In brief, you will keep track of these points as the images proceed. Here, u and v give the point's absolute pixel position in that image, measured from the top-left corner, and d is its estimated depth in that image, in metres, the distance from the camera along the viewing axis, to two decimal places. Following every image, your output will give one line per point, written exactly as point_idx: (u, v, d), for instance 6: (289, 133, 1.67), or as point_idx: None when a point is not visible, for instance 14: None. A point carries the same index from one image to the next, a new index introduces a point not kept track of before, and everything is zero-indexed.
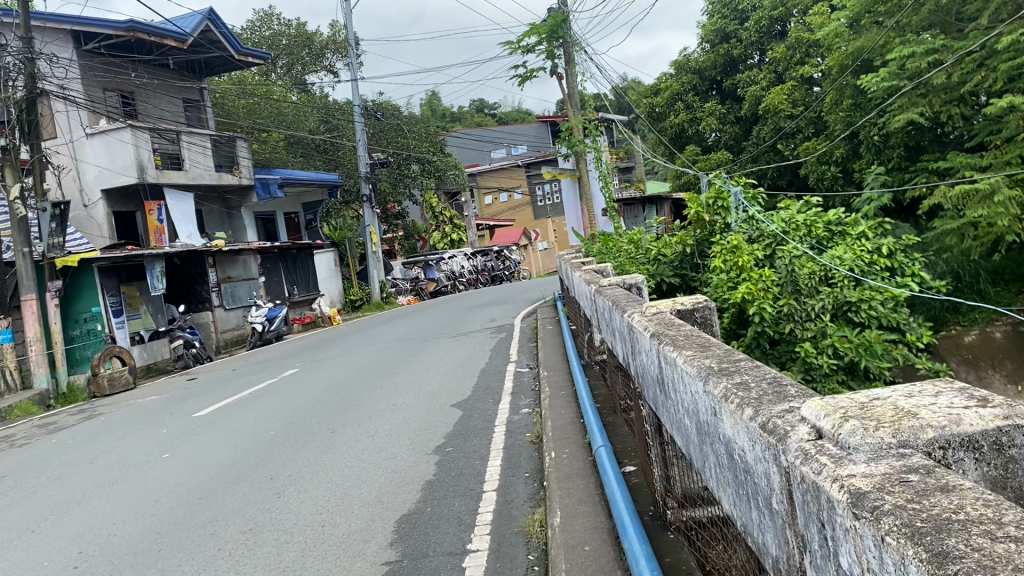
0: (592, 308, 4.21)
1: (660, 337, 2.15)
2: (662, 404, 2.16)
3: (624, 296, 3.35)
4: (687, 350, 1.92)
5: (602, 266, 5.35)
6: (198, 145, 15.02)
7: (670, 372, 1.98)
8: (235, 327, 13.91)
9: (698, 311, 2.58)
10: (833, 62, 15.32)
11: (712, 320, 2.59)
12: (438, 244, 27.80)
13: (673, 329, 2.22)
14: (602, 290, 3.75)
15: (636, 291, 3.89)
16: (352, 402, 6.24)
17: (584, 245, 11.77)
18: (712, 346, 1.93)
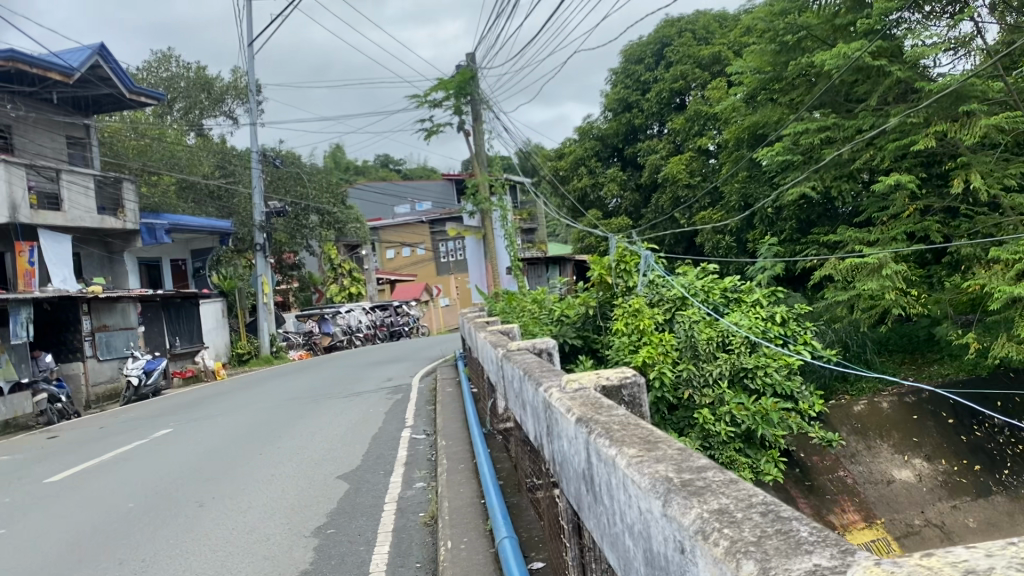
0: (498, 376, 3.89)
1: (589, 423, 1.91)
2: (593, 507, 1.89)
3: (535, 365, 3.07)
4: (630, 449, 1.69)
5: (507, 327, 5.06)
6: (79, 185, 14.14)
7: (611, 474, 1.72)
8: (108, 380, 12.95)
9: (625, 389, 2.40)
10: (730, 135, 15.74)
11: (640, 398, 2.41)
12: (335, 297, 27.09)
13: (605, 415, 1.96)
14: (510, 356, 3.46)
15: (547, 357, 3.61)
16: (232, 469, 5.73)
17: (487, 303, 11.50)
18: (662, 448, 1.69)
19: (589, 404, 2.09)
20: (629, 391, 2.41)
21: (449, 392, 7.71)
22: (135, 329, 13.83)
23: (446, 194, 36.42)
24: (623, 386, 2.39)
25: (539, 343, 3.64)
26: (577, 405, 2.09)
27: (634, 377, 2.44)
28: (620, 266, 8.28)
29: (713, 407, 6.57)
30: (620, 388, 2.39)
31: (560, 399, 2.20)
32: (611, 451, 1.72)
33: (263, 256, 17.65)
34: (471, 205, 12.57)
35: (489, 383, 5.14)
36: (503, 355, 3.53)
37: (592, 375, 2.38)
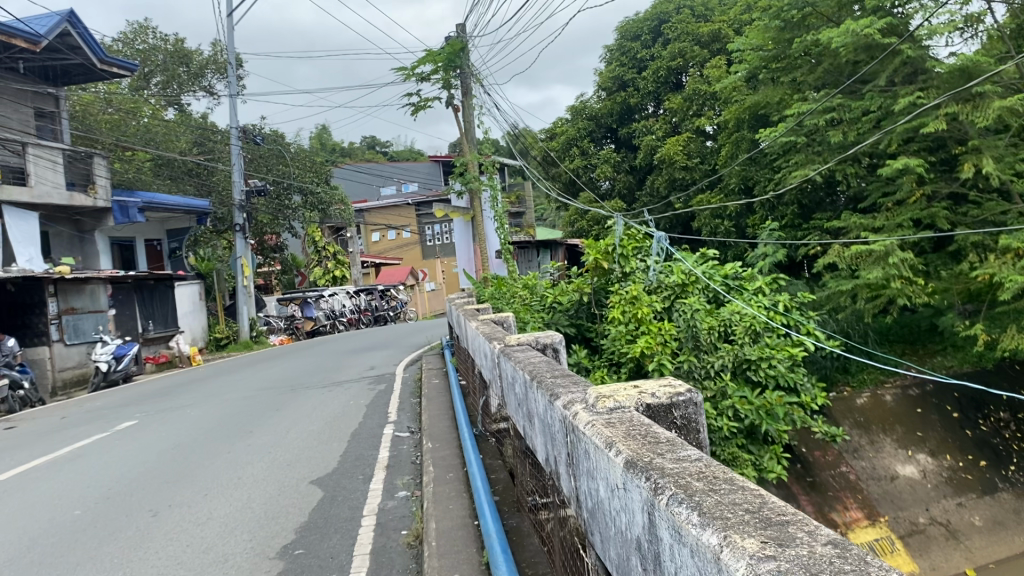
0: (494, 374, 3.31)
1: (674, 494, 1.26)
2: None
3: (544, 367, 2.50)
4: (757, 544, 1.07)
5: (501, 315, 4.49)
6: (47, 159, 13.43)
7: (695, 567, 1.15)
8: (76, 365, 12.29)
9: (678, 409, 1.94)
10: (730, 116, 15.14)
11: (695, 421, 1.94)
12: (319, 280, 26.41)
13: (670, 461, 1.43)
14: (510, 353, 2.88)
15: (551, 353, 3.04)
16: (197, 468, 5.17)
17: (477, 288, 10.89)
18: (782, 526, 1.15)
19: (633, 435, 1.60)
20: (682, 411, 1.93)
21: (437, 384, 7.14)
22: (105, 312, 13.14)
23: (433, 176, 35.76)
24: (672, 406, 1.93)
25: (544, 336, 3.08)
26: (619, 437, 1.58)
27: (688, 392, 1.97)
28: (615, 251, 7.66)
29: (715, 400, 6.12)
30: (667, 410, 1.93)
31: (591, 427, 1.70)
32: (694, 527, 1.15)
33: (242, 237, 16.97)
34: (460, 185, 11.92)
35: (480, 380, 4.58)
36: (501, 352, 2.95)
37: (631, 390, 1.93)
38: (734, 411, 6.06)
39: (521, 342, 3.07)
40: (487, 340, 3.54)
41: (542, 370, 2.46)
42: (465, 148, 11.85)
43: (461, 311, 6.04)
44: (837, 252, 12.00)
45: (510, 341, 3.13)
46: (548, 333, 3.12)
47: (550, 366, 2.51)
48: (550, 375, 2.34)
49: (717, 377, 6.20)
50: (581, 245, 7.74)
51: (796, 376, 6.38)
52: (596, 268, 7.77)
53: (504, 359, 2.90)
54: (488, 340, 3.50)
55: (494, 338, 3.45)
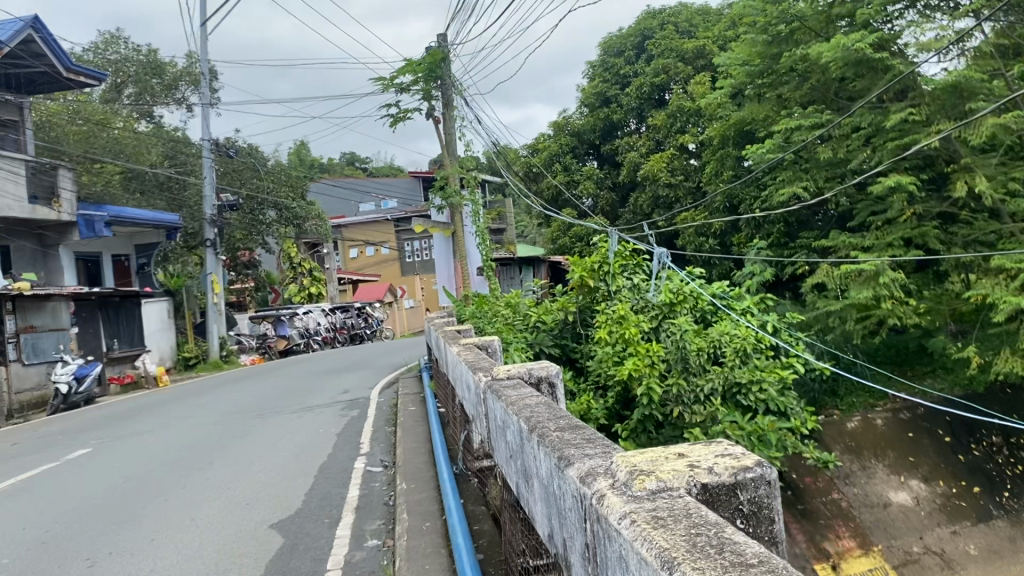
0: (479, 412, 2.88)
1: None
2: None
3: (547, 413, 2.06)
4: None
5: (484, 338, 4.06)
6: (8, 171, 12.86)
7: None
8: (35, 386, 11.69)
9: (747, 491, 1.58)
10: (715, 133, 14.81)
11: (765, 505, 1.59)
12: (294, 297, 25.82)
13: None
14: (500, 391, 2.44)
15: (547, 389, 2.65)
16: (153, 504, 4.64)
17: (456, 307, 10.44)
18: None
19: (700, 548, 1.19)
20: (748, 493, 1.58)
21: (413, 409, 6.69)
22: (67, 330, 12.52)
23: (413, 192, 35.33)
24: (736, 488, 1.57)
25: (541, 368, 2.68)
26: (680, 548, 1.18)
27: (757, 465, 1.61)
28: (601, 267, 7.26)
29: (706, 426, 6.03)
30: (731, 492, 1.57)
31: (634, 527, 1.30)
32: None
33: (214, 252, 16.45)
34: (441, 199, 11.49)
35: (461, 411, 4.15)
36: (489, 388, 2.51)
37: (683, 467, 1.59)
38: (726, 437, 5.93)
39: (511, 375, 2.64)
40: (471, 369, 3.10)
41: (542, 417, 2.02)
42: (445, 162, 11.41)
43: (441, 332, 5.61)
44: (826, 271, 11.63)
45: (497, 372, 2.69)
46: (547, 365, 2.73)
47: (553, 412, 2.09)
48: (556, 425, 1.94)
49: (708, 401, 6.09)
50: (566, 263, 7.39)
51: (788, 402, 6.35)
52: (581, 285, 7.36)
53: (492, 397, 2.46)
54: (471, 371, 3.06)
55: (478, 368, 3.01)
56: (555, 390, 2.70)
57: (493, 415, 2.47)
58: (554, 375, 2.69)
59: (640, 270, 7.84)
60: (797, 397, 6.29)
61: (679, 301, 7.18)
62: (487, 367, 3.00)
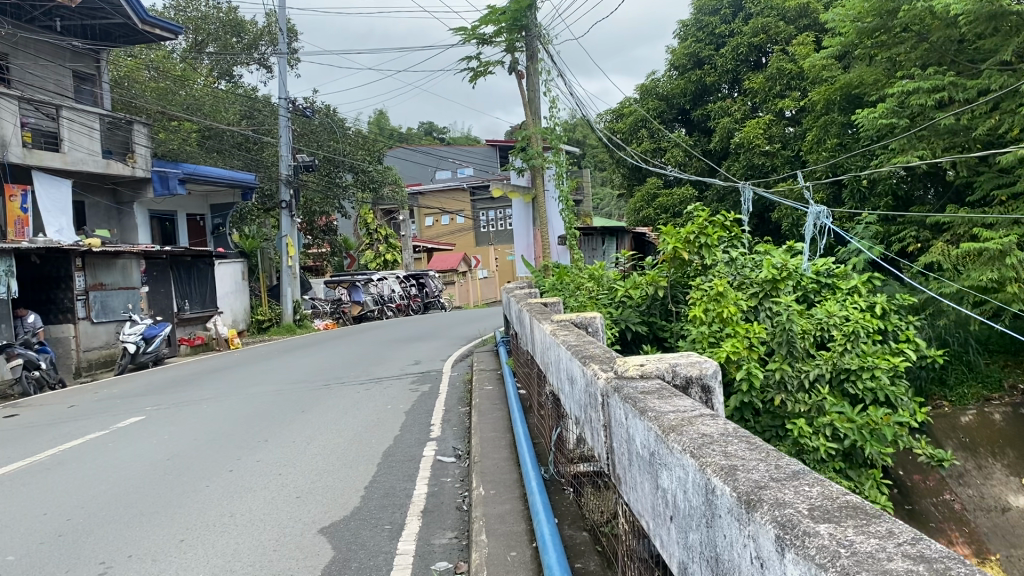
0: (591, 420, 2.14)
1: None
2: None
3: (746, 452, 1.33)
4: None
5: (584, 316, 3.31)
6: (83, 124, 12.62)
7: None
8: (104, 345, 11.42)
9: None
10: (819, 97, 13.61)
11: None
12: (370, 264, 25.51)
13: None
14: (641, 403, 1.68)
15: (698, 392, 1.98)
16: (192, 492, 4.03)
17: (535, 277, 9.65)
18: None
19: None
20: None
21: (488, 388, 6.00)
22: (137, 289, 12.24)
23: (488, 159, 33.59)
24: None
25: (689, 367, 2.00)
26: None
27: None
28: (699, 238, 6.42)
29: (810, 417, 5.22)
30: None
31: None
32: None
33: (288, 214, 16.09)
34: (521, 161, 10.68)
35: (551, 404, 3.41)
36: (623, 395, 1.75)
37: None
38: (832, 430, 5.17)
39: (645, 379, 1.91)
40: (578, 357, 2.36)
41: (750, 460, 1.29)
42: (527, 122, 10.53)
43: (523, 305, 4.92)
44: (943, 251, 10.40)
45: (626, 371, 1.95)
46: (701, 359, 2.04)
47: (751, 449, 1.36)
48: (777, 480, 1.20)
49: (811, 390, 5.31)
50: (657, 231, 6.54)
51: (896, 393, 5.50)
52: (674, 258, 6.54)
53: (626, 409, 1.72)
54: (579, 360, 2.31)
55: (589, 357, 2.26)
56: (707, 397, 2.00)
57: (625, 433, 1.73)
58: (706, 377, 2.00)
59: (739, 243, 6.97)
60: (910, 387, 5.40)
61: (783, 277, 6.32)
62: (609, 357, 2.25)
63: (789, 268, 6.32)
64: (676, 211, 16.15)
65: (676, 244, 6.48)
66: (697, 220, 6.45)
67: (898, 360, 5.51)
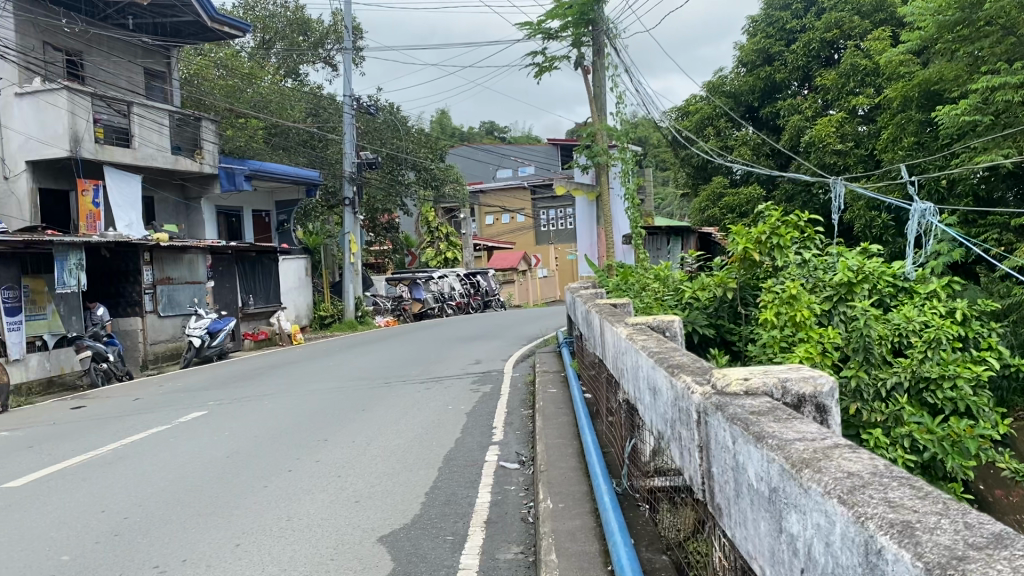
0: (683, 438, 1.96)
1: None
2: None
3: (908, 494, 1.14)
4: None
5: (665, 320, 3.12)
6: (153, 121, 12.82)
7: None
8: (170, 338, 11.56)
9: None
10: (896, 92, 13.08)
11: None
12: (430, 261, 25.53)
13: None
14: (757, 428, 1.48)
15: (818, 415, 1.83)
16: (252, 493, 3.96)
17: (599, 277, 9.42)
18: None
19: None
20: None
21: (552, 390, 5.81)
22: (204, 284, 12.39)
23: (549, 157, 33.40)
24: None
25: (802, 384, 1.84)
26: None
27: None
28: (770, 238, 6.14)
29: (886, 428, 4.73)
30: None
31: None
32: None
33: (351, 211, 16.14)
34: (586, 158, 10.45)
35: (626, 413, 3.23)
36: (728, 416, 1.58)
37: None
38: (910, 443, 4.66)
39: (752, 396, 1.73)
40: (664, 366, 2.18)
41: (927, 515, 1.06)
42: (593, 118, 10.30)
43: (590, 306, 4.74)
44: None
45: (728, 385, 1.76)
46: (814, 373, 1.87)
47: (921, 499, 1.13)
48: (979, 549, 0.96)
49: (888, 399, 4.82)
50: (727, 231, 6.26)
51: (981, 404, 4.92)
52: (744, 259, 6.25)
53: (734, 432, 1.54)
54: (665, 369, 2.13)
55: (677, 367, 2.08)
56: (822, 416, 1.86)
57: (733, 459, 1.55)
58: (822, 395, 1.84)
59: (813, 244, 6.57)
60: (993, 395, 4.77)
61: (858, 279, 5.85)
62: (703, 368, 2.07)
63: (865, 269, 5.82)
64: (743, 211, 15.71)
65: (746, 246, 6.20)
66: (770, 220, 6.18)
67: (978, 363, 4.93)
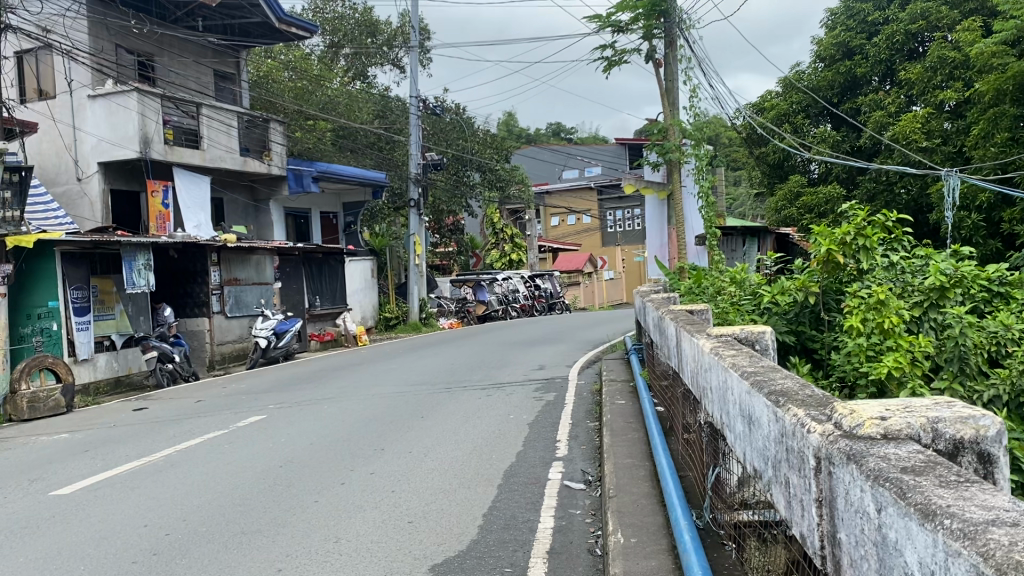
0: (791, 485, 1.64)
1: None
2: None
3: None
4: None
5: (751, 331, 2.78)
6: (222, 123, 12.87)
7: None
8: (236, 339, 11.55)
9: None
10: (987, 86, 12.30)
11: None
12: (496, 263, 25.31)
13: None
14: (931, 507, 1.15)
15: (980, 461, 1.51)
16: (302, 510, 3.75)
17: (671, 280, 8.99)
18: None
19: None
20: None
21: (622, 401, 5.45)
22: (271, 285, 12.39)
23: (618, 157, 32.92)
24: None
25: (958, 427, 1.52)
26: None
27: None
28: (856, 239, 5.66)
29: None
30: None
31: None
32: None
33: (417, 213, 16.04)
34: (656, 156, 10.04)
35: (707, 436, 2.88)
36: (880, 480, 1.26)
37: None
38: None
39: (895, 444, 1.43)
40: (763, 394, 1.86)
41: None
42: (664, 115, 9.87)
43: (662, 312, 4.41)
44: None
45: (862, 429, 1.48)
46: (975, 413, 1.56)
47: None
48: None
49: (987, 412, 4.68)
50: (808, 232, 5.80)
51: None
52: (826, 262, 5.75)
53: (881, 497, 1.26)
54: (767, 398, 1.82)
55: (783, 397, 1.77)
56: (986, 466, 1.53)
57: (877, 533, 1.27)
58: (987, 440, 1.51)
59: (899, 247, 6.15)
60: None
61: (949, 285, 5.52)
62: (821, 400, 1.74)
63: (956, 276, 5.57)
64: (822, 211, 15.02)
65: (829, 248, 5.73)
66: (855, 219, 5.74)
67: None
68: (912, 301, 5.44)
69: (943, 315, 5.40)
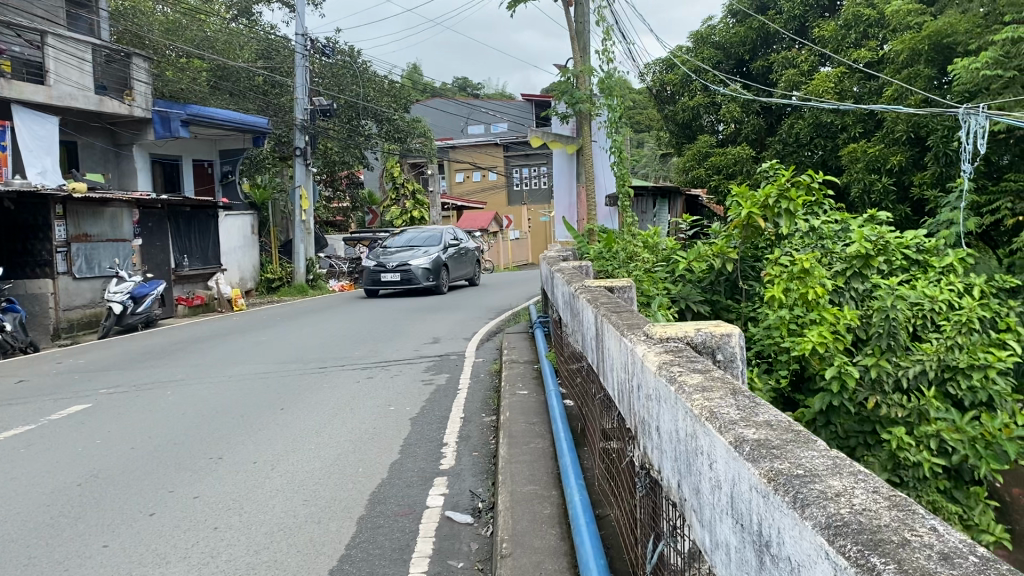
0: None
1: None
2: None
3: None
4: None
5: (711, 339, 1.98)
6: (74, 55, 11.27)
7: None
8: (89, 303, 10.16)
9: None
10: (903, 45, 11.81)
11: None
12: (396, 221, 24.09)
13: None
14: None
15: None
16: (80, 561, 2.73)
17: (578, 243, 8.09)
18: None
19: None
20: None
21: (522, 391, 4.50)
22: (129, 242, 10.91)
23: (525, 113, 31.91)
24: None
25: None
26: None
27: None
28: (779, 202, 4.90)
29: (908, 425, 4.04)
30: None
31: None
32: None
33: (304, 163, 14.65)
34: (564, 105, 9.07)
35: (641, 492, 1.97)
36: None
37: None
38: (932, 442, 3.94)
39: None
40: (829, 531, 0.96)
41: None
42: (575, 60, 8.88)
43: (573, 287, 3.49)
44: None
45: None
46: None
47: None
48: None
49: (909, 393, 4.12)
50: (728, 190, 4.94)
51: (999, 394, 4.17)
52: (746, 225, 4.99)
53: None
54: (860, 565, 0.88)
55: (900, 566, 0.86)
56: None
57: None
58: None
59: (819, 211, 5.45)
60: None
61: (875, 251, 4.76)
62: None
63: (881, 241, 4.82)
64: (732, 172, 14.40)
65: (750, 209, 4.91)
66: (778, 178, 4.95)
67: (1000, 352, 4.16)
68: (832, 270, 4.72)
69: (868, 285, 4.66)
